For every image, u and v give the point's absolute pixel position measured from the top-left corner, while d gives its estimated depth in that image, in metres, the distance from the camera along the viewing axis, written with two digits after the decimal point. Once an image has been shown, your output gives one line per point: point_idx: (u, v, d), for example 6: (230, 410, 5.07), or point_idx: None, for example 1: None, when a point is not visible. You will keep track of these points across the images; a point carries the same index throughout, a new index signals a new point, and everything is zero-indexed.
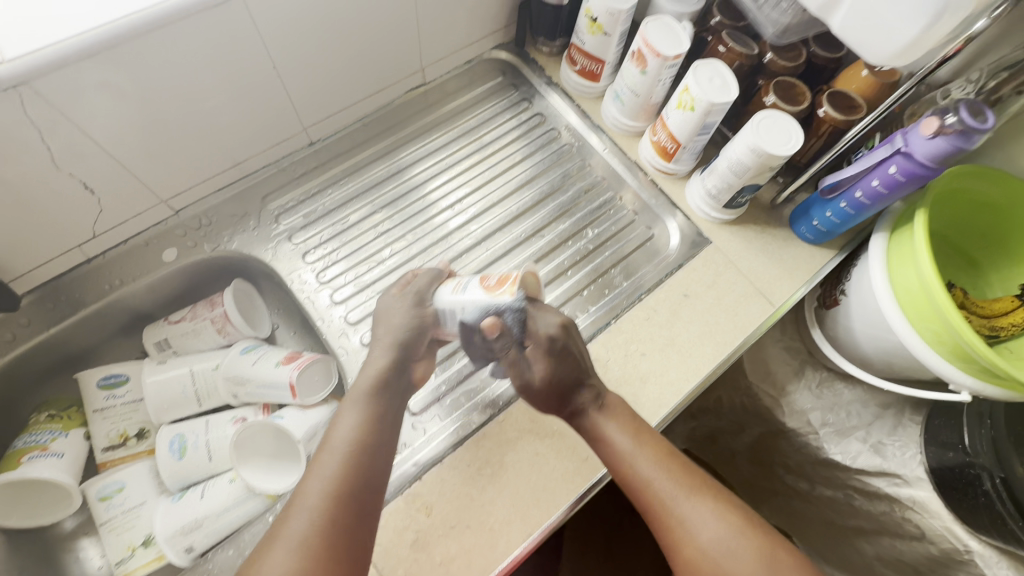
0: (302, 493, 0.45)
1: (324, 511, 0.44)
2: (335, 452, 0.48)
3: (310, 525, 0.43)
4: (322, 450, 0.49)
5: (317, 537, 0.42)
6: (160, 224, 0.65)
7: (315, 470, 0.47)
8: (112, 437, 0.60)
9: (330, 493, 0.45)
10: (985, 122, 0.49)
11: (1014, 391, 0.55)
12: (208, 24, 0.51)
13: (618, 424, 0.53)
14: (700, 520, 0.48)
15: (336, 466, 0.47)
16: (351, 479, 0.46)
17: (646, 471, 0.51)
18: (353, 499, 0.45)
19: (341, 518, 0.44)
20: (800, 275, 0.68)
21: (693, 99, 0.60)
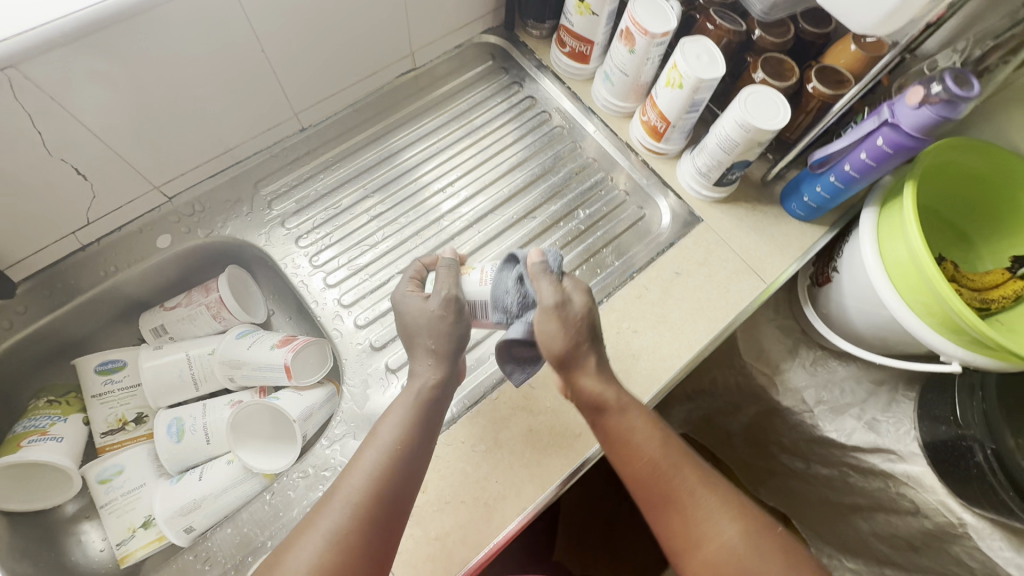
0: (336, 489, 0.44)
1: (359, 508, 0.43)
2: (378, 449, 0.46)
3: (344, 522, 0.42)
4: (365, 442, 0.48)
5: (350, 535, 0.42)
6: (153, 210, 0.65)
7: (357, 464, 0.46)
8: (111, 421, 0.61)
9: (369, 492, 0.44)
10: (971, 90, 0.49)
11: (1005, 361, 0.55)
12: (194, 6, 0.51)
13: (636, 427, 0.51)
14: (729, 527, 0.46)
15: (377, 463, 0.45)
16: (390, 483, 0.45)
17: (671, 473, 0.49)
18: (391, 498, 0.44)
19: (374, 517, 0.43)
20: (791, 252, 0.68)
21: (681, 76, 0.60)
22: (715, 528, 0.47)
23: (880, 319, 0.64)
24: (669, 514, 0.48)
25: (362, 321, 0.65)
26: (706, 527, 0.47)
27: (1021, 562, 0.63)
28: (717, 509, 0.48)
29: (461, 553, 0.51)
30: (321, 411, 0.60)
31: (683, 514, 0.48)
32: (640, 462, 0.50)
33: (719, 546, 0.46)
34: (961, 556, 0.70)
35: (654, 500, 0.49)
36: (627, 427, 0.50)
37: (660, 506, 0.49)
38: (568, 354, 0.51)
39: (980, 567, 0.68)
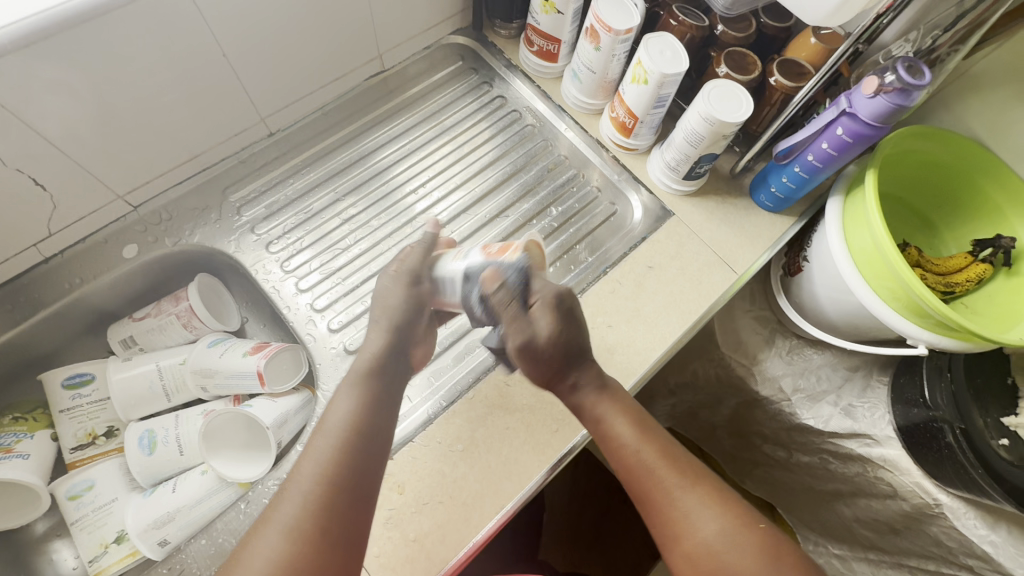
0: (294, 478, 0.44)
1: (312, 495, 0.43)
2: (330, 435, 0.46)
3: (298, 510, 0.42)
4: (317, 428, 0.47)
5: (306, 520, 0.41)
6: (119, 220, 0.64)
7: (309, 452, 0.45)
8: (80, 436, 0.59)
9: (323, 477, 0.44)
10: (923, 78, 0.51)
11: (969, 341, 0.57)
12: (149, 10, 0.50)
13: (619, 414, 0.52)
14: (708, 521, 0.46)
15: (331, 449, 0.45)
16: (343, 465, 0.45)
17: (652, 468, 0.49)
18: (350, 481, 0.44)
19: (335, 505, 0.43)
20: (762, 242, 0.69)
21: (645, 72, 0.61)
22: (692, 519, 0.47)
23: (849, 305, 0.65)
24: (649, 509, 0.49)
25: (336, 325, 0.65)
26: (683, 519, 0.47)
27: (995, 538, 0.64)
28: (697, 503, 0.47)
29: (440, 554, 0.51)
30: (296, 417, 0.60)
31: (662, 507, 0.48)
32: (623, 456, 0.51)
33: (697, 540, 0.46)
34: (939, 536, 0.72)
35: (635, 487, 0.50)
36: (607, 424, 0.51)
37: (641, 496, 0.50)
38: (561, 337, 0.52)
39: (957, 547, 0.70)
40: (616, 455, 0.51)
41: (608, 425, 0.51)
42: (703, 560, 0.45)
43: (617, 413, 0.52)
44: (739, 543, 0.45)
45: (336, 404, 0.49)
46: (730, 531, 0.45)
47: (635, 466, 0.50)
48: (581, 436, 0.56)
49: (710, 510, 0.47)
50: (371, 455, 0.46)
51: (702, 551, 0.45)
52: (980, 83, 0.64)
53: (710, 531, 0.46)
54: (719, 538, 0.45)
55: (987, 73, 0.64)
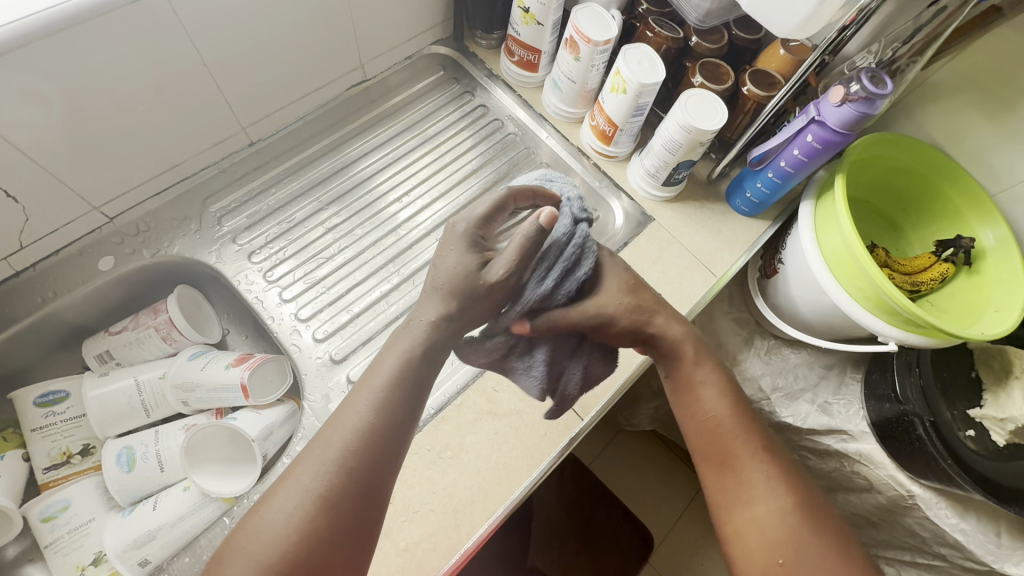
0: (321, 440, 0.44)
1: (340, 461, 0.43)
2: (372, 396, 0.46)
3: (323, 477, 0.42)
4: (358, 389, 0.47)
5: (328, 488, 0.42)
6: (94, 231, 0.63)
7: (346, 417, 0.45)
8: (53, 455, 0.57)
9: (352, 445, 0.44)
10: (885, 88, 0.54)
11: (936, 337, 0.59)
12: (126, 19, 0.50)
13: (710, 379, 0.55)
14: (774, 499, 0.49)
15: (364, 412, 0.45)
16: (375, 433, 0.45)
17: (730, 436, 0.52)
18: (377, 449, 0.45)
19: (355, 476, 0.43)
20: (739, 245, 0.71)
21: (624, 82, 0.63)
22: (756, 493, 0.50)
23: (823, 305, 0.67)
24: (714, 471, 0.52)
25: (320, 334, 0.65)
26: (751, 491, 0.50)
27: (965, 527, 0.67)
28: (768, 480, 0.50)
29: (433, 561, 0.51)
30: (282, 428, 0.59)
31: (730, 476, 0.51)
32: (702, 416, 0.54)
33: (762, 511, 0.49)
34: (913, 527, 0.74)
35: (711, 445, 0.53)
36: (694, 387, 0.54)
37: (712, 462, 0.53)
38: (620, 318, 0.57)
39: (931, 537, 0.73)
40: (696, 416, 0.54)
41: (693, 386, 0.55)
42: (760, 533, 0.48)
43: (707, 381, 0.55)
44: (803, 529, 0.48)
45: (380, 363, 0.48)
46: (796, 519, 0.48)
47: (718, 426, 0.53)
48: (568, 438, 0.57)
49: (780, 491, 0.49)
50: (403, 418, 0.46)
51: (763, 524, 0.48)
52: (939, 92, 0.67)
53: (778, 511, 0.49)
54: (783, 518, 0.48)
55: (942, 83, 0.67)
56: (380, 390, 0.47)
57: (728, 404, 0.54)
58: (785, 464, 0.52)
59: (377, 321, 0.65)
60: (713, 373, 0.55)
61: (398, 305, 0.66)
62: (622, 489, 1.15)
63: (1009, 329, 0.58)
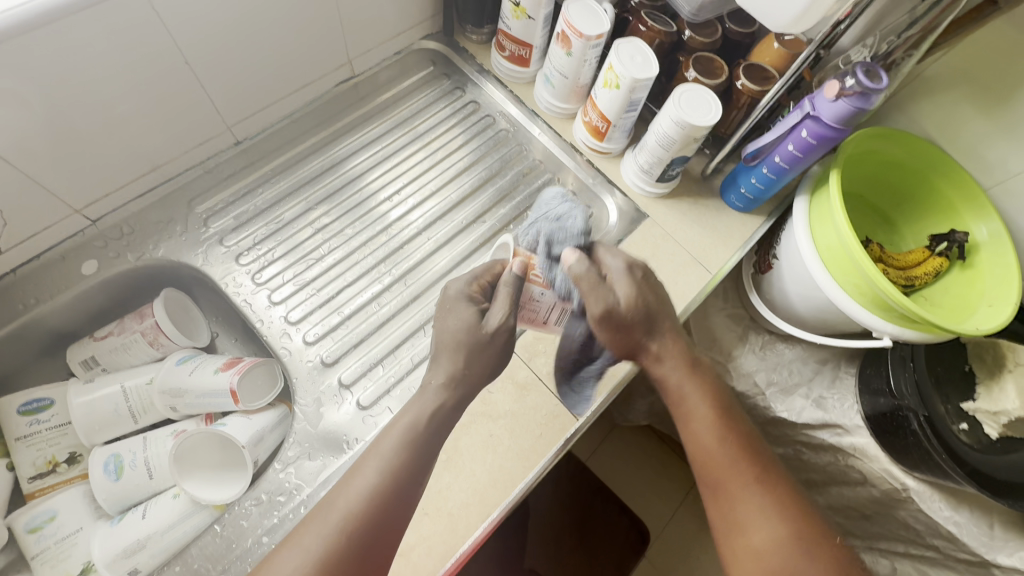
0: (332, 503, 0.48)
1: (347, 525, 0.46)
2: (380, 462, 0.50)
3: (328, 540, 0.45)
4: (367, 456, 0.51)
5: (331, 551, 0.45)
6: (76, 235, 0.61)
7: (358, 478, 0.49)
8: (39, 464, 0.56)
9: (361, 510, 0.47)
10: (880, 83, 0.54)
11: (931, 333, 0.59)
12: (104, 16, 0.48)
13: (703, 397, 0.56)
14: (771, 526, 0.50)
15: (375, 478, 0.49)
16: (383, 496, 0.48)
17: (726, 462, 0.53)
18: (381, 520, 0.47)
19: (359, 539, 0.46)
20: (734, 241, 0.71)
21: (617, 77, 0.62)
22: (755, 522, 0.50)
23: (817, 301, 0.67)
24: (710, 498, 0.54)
25: (311, 337, 0.64)
26: (754, 516, 0.51)
27: (958, 519, 0.67)
28: (764, 507, 0.51)
29: (428, 566, 0.50)
30: (274, 434, 0.59)
31: (727, 503, 0.52)
32: (696, 440, 0.55)
33: (759, 539, 0.50)
34: (907, 519, 0.75)
35: (706, 471, 0.54)
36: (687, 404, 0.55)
37: (709, 489, 0.54)
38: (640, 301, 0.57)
39: (924, 529, 0.73)
40: (691, 444, 0.55)
41: (693, 412, 0.55)
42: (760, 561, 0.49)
43: (695, 394, 0.56)
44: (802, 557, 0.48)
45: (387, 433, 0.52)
46: (795, 545, 0.49)
47: (709, 455, 0.53)
48: (564, 438, 0.57)
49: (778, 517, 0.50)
50: (409, 490, 0.49)
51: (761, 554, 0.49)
52: (932, 86, 0.67)
53: (773, 536, 0.49)
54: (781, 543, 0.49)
55: (936, 77, 0.66)
56: (390, 456, 0.50)
57: (721, 432, 0.54)
58: (786, 490, 0.53)
59: (370, 322, 0.64)
60: (705, 399, 0.56)
61: (390, 306, 0.65)
62: (618, 485, 1.15)
63: (1003, 324, 0.58)
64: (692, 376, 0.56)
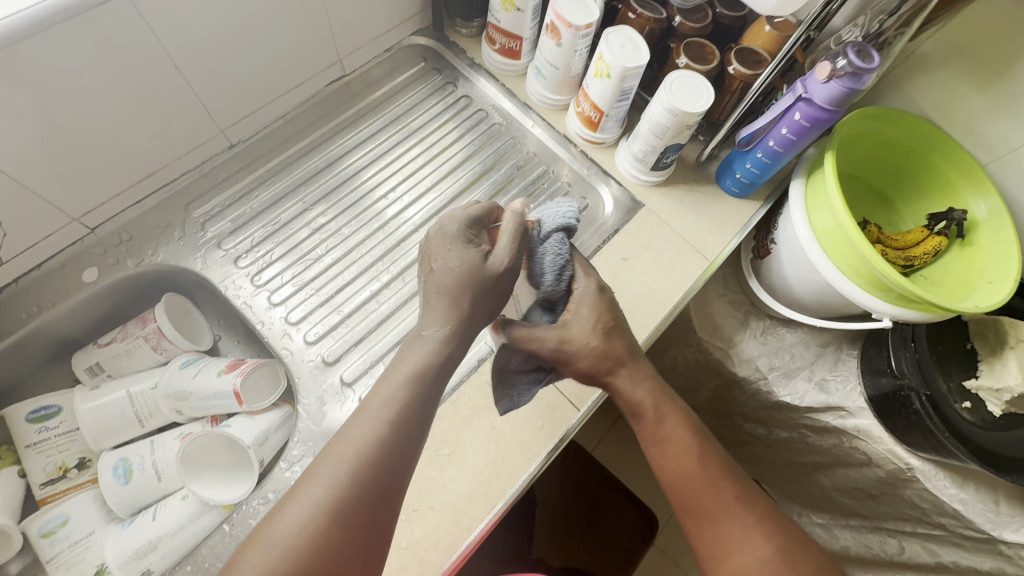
0: (349, 432, 0.42)
1: (366, 456, 0.41)
2: (397, 384, 0.44)
3: (350, 472, 0.41)
4: (353, 420, 0.43)
5: (358, 484, 0.41)
6: (76, 243, 0.62)
7: (373, 403, 0.44)
8: (50, 470, 0.57)
9: (381, 435, 0.42)
10: (872, 62, 0.53)
11: (930, 312, 0.59)
12: (92, 24, 0.48)
13: (673, 425, 0.53)
14: (758, 545, 0.47)
15: (393, 401, 0.43)
16: (403, 421, 0.43)
17: (702, 489, 0.50)
18: (399, 450, 0.42)
19: (383, 465, 0.42)
20: (731, 227, 0.71)
21: (607, 67, 0.62)
22: (740, 548, 0.48)
23: (816, 284, 0.67)
24: (687, 523, 0.51)
25: (312, 337, 0.64)
26: (735, 541, 0.48)
27: (963, 496, 0.67)
28: (749, 529, 0.48)
29: (434, 559, 0.51)
30: (277, 434, 0.59)
31: (711, 531, 0.49)
32: (672, 470, 0.51)
33: (750, 564, 0.47)
34: (913, 499, 0.75)
35: (685, 503, 0.51)
36: (663, 431, 0.52)
37: (688, 516, 0.51)
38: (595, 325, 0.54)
39: (930, 507, 0.73)
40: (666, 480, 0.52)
41: (660, 438, 0.52)
42: None
43: (672, 430, 0.52)
44: None
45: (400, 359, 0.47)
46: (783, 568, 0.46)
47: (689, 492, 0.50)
48: (567, 428, 0.57)
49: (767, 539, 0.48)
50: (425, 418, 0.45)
51: None
52: (927, 64, 0.66)
53: (760, 562, 0.46)
54: (767, 568, 0.46)
55: (930, 55, 0.65)
56: (402, 381, 0.45)
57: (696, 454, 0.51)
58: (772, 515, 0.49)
59: (369, 320, 0.65)
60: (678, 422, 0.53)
61: (388, 304, 0.66)
62: (625, 473, 1.16)
63: (1002, 300, 0.58)
64: (664, 411, 0.53)
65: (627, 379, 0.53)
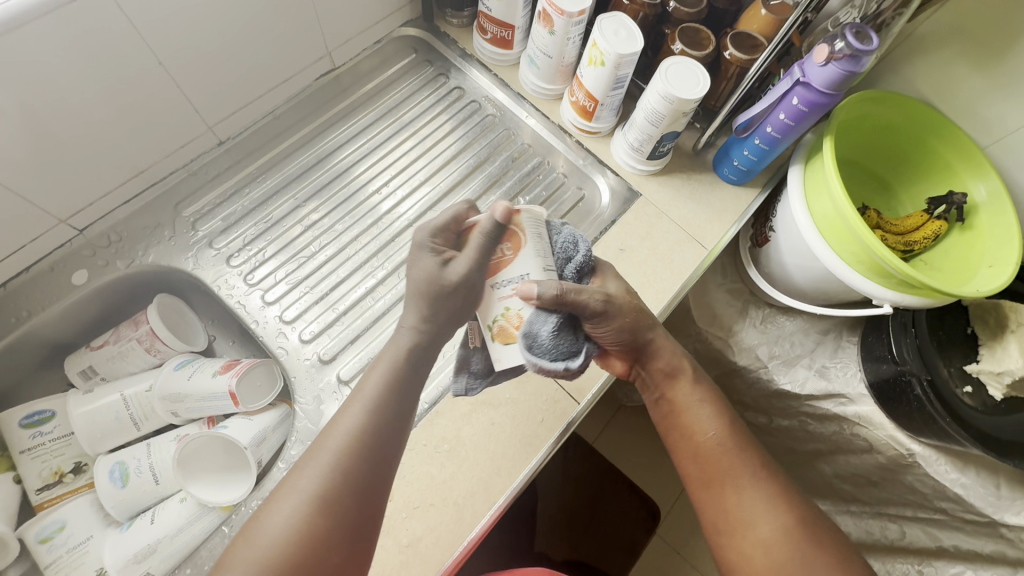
0: (320, 447, 0.44)
1: (337, 467, 0.43)
2: (365, 402, 0.46)
3: (320, 483, 0.42)
4: (348, 400, 0.47)
5: (329, 495, 0.42)
6: (64, 245, 0.61)
7: (341, 420, 0.46)
8: (45, 476, 0.56)
9: (351, 447, 0.44)
10: (871, 44, 0.52)
11: (930, 297, 0.59)
12: (73, 19, 0.47)
13: (700, 397, 0.54)
14: (774, 517, 0.49)
15: (360, 417, 0.46)
16: (373, 432, 0.45)
17: (724, 457, 0.51)
18: (369, 461, 0.44)
19: (354, 476, 0.43)
20: (729, 216, 0.70)
21: (601, 54, 0.61)
22: (757, 515, 0.49)
23: (816, 271, 0.66)
24: (702, 490, 0.52)
25: (307, 335, 0.63)
26: (752, 510, 0.49)
27: (965, 481, 0.67)
28: (768, 501, 0.49)
29: (435, 556, 0.50)
30: (275, 433, 0.59)
31: (727, 499, 0.50)
32: (698, 437, 0.53)
33: (765, 531, 0.48)
34: (914, 484, 0.75)
35: (704, 466, 0.52)
36: (688, 400, 0.54)
37: (704, 483, 0.52)
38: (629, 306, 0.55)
39: (931, 492, 0.73)
40: (688, 446, 0.53)
41: (688, 406, 0.54)
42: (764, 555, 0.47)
43: (700, 400, 0.54)
44: (800, 548, 0.47)
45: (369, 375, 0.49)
46: (798, 540, 0.48)
47: (717, 462, 0.51)
48: (567, 422, 0.57)
49: (784, 513, 0.49)
50: (397, 429, 0.47)
51: (764, 548, 0.48)
52: (926, 45, 0.65)
53: (777, 530, 0.48)
54: (783, 537, 0.48)
55: (929, 36, 0.64)
56: (372, 398, 0.47)
57: (722, 425, 0.53)
58: (791, 490, 0.51)
59: (365, 317, 0.64)
60: (705, 392, 0.55)
61: (384, 300, 0.65)
62: (626, 465, 1.16)
63: (1004, 283, 0.57)
64: (697, 379, 0.55)
65: (662, 346, 0.55)
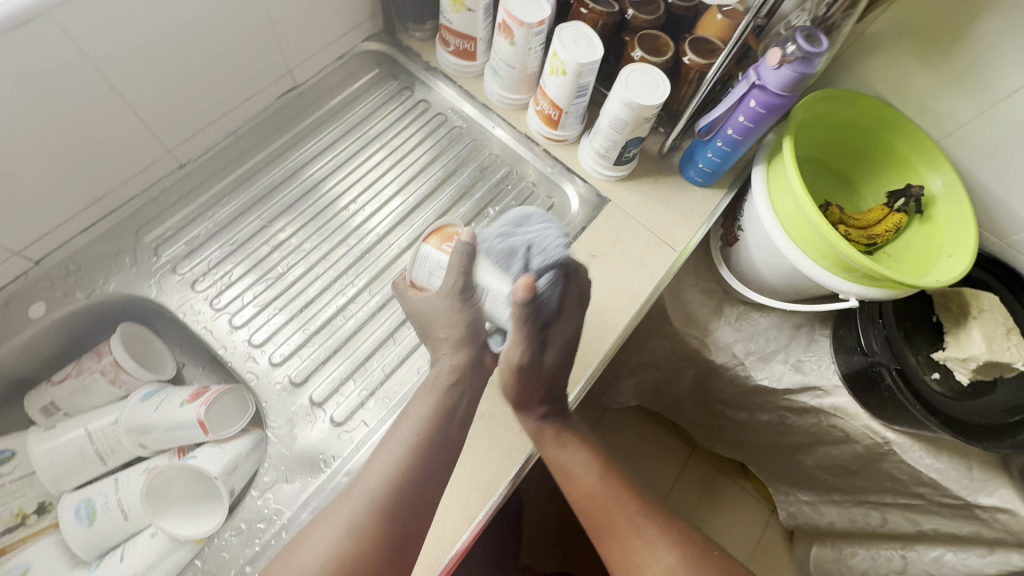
0: (364, 476, 0.50)
1: (377, 502, 0.48)
2: (400, 440, 0.52)
3: (363, 515, 0.48)
4: (389, 438, 0.53)
5: (369, 526, 0.47)
6: (20, 277, 0.59)
7: (383, 454, 0.51)
8: (6, 518, 0.54)
9: (391, 481, 0.49)
10: (821, 46, 0.53)
11: (893, 289, 0.60)
12: (20, 46, 0.46)
13: (581, 453, 0.59)
14: (662, 555, 0.53)
15: (399, 454, 0.51)
16: (413, 467, 0.50)
17: (608, 505, 0.56)
18: (406, 498, 0.49)
19: (396, 509, 0.48)
20: (697, 217, 0.71)
21: (562, 63, 0.61)
22: (644, 560, 0.53)
23: (783, 269, 0.67)
24: (603, 541, 0.56)
25: (278, 358, 0.62)
26: (638, 555, 0.53)
27: (939, 465, 0.69)
28: (651, 541, 0.54)
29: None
30: (248, 461, 0.58)
31: (619, 545, 0.55)
32: (581, 492, 0.58)
33: (653, 572, 0.52)
34: (892, 472, 0.77)
35: (595, 520, 0.56)
36: (566, 460, 0.58)
37: (600, 535, 0.56)
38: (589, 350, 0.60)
39: (908, 479, 0.75)
40: (581, 502, 0.58)
41: (566, 463, 0.58)
42: None
43: (578, 456, 0.58)
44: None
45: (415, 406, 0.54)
46: (684, 571, 0.52)
47: (604, 512, 0.56)
48: (545, 432, 0.57)
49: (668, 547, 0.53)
50: (435, 465, 0.51)
51: None
52: (876, 44, 0.67)
53: (664, 568, 0.52)
54: (670, 575, 0.52)
55: (879, 35, 0.66)
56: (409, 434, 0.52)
57: (601, 475, 0.58)
58: (670, 521, 0.56)
59: (336, 337, 0.63)
60: (580, 449, 0.59)
61: (355, 318, 0.64)
62: None
63: (962, 272, 0.59)
64: (572, 434, 0.59)
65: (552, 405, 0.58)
